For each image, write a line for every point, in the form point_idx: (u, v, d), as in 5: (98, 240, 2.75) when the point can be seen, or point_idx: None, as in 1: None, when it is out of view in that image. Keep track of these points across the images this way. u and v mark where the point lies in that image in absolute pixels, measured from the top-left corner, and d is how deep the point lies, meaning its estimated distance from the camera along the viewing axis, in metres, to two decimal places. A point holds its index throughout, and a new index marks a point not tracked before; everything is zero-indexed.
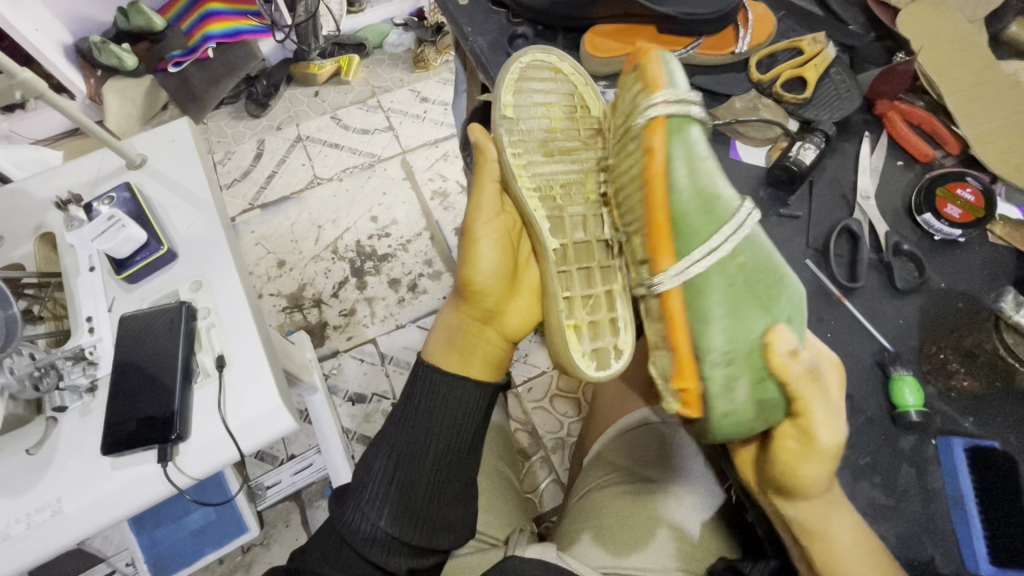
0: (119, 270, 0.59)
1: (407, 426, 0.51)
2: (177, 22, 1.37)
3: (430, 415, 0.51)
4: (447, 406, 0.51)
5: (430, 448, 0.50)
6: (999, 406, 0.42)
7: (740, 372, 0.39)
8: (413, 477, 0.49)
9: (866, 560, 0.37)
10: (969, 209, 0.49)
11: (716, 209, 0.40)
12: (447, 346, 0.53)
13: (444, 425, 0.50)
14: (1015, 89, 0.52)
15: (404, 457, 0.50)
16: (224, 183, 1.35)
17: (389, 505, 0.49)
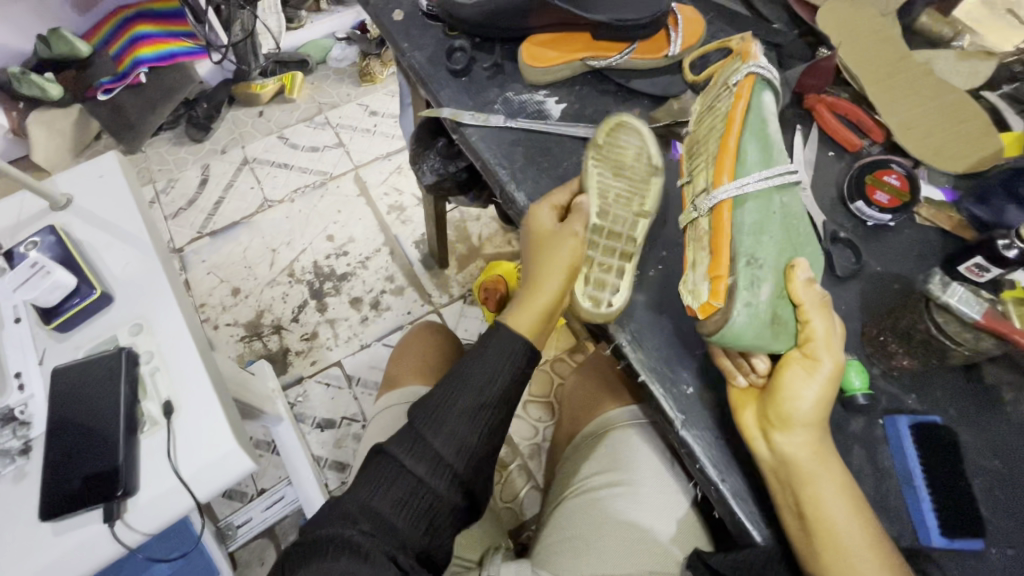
0: (48, 320, 0.56)
1: (431, 421, 0.46)
2: (105, 47, 1.29)
3: (459, 393, 0.47)
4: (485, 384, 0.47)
5: (453, 429, 0.46)
6: (938, 380, 0.44)
7: (766, 280, 0.40)
8: (429, 460, 0.45)
9: (839, 541, 0.37)
10: (896, 194, 0.51)
11: (775, 149, 0.42)
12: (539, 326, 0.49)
13: (478, 404, 0.46)
14: (928, 78, 0.55)
15: (428, 455, 0.45)
16: (169, 212, 1.30)
17: (398, 491, 0.44)
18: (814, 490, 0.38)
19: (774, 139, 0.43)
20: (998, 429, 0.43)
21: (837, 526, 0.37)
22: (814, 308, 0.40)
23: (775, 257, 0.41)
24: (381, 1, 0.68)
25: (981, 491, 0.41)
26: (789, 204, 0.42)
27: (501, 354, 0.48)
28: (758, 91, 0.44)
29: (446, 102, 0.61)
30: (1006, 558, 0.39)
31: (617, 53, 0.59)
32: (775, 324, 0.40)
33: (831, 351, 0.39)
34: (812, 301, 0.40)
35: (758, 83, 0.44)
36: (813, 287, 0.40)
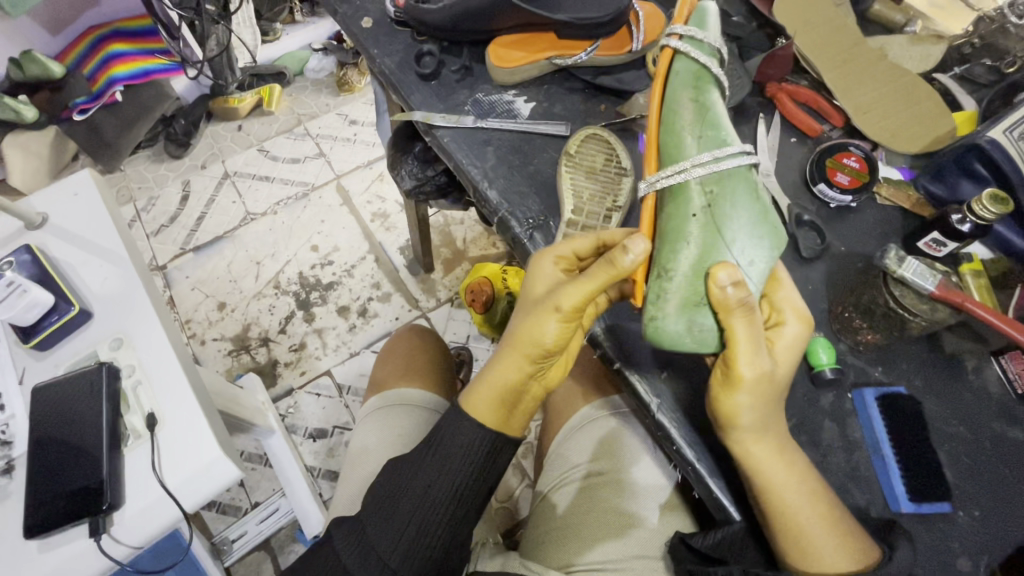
0: (26, 339, 0.55)
1: (390, 488, 0.47)
2: (78, 67, 1.28)
3: (419, 467, 0.46)
4: (446, 458, 0.45)
5: (415, 507, 0.45)
6: (903, 352, 0.46)
7: (680, 290, 0.40)
8: (394, 537, 0.45)
9: (810, 512, 0.37)
10: (856, 175, 0.53)
11: (711, 125, 0.43)
12: (490, 401, 0.45)
13: (441, 481, 0.45)
14: (881, 62, 0.57)
15: (378, 519, 0.46)
16: (151, 230, 1.29)
17: (367, 563, 0.46)
18: (771, 473, 0.38)
19: (689, 121, 0.43)
20: (962, 397, 0.45)
21: (808, 495, 0.38)
22: (740, 316, 0.37)
23: (693, 266, 0.40)
24: (350, 10, 0.68)
25: (947, 457, 0.42)
26: (716, 196, 0.41)
27: (465, 432, 0.45)
28: (678, 71, 0.45)
29: (417, 106, 0.62)
30: (974, 520, 0.40)
31: (582, 52, 0.60)
32: (693, 331, 0.40)
33: (753, 361, 0.37)
34: (738, 310, 0.37)
35: (676, 68, 0.45)
36: (738, 295, 0.37)
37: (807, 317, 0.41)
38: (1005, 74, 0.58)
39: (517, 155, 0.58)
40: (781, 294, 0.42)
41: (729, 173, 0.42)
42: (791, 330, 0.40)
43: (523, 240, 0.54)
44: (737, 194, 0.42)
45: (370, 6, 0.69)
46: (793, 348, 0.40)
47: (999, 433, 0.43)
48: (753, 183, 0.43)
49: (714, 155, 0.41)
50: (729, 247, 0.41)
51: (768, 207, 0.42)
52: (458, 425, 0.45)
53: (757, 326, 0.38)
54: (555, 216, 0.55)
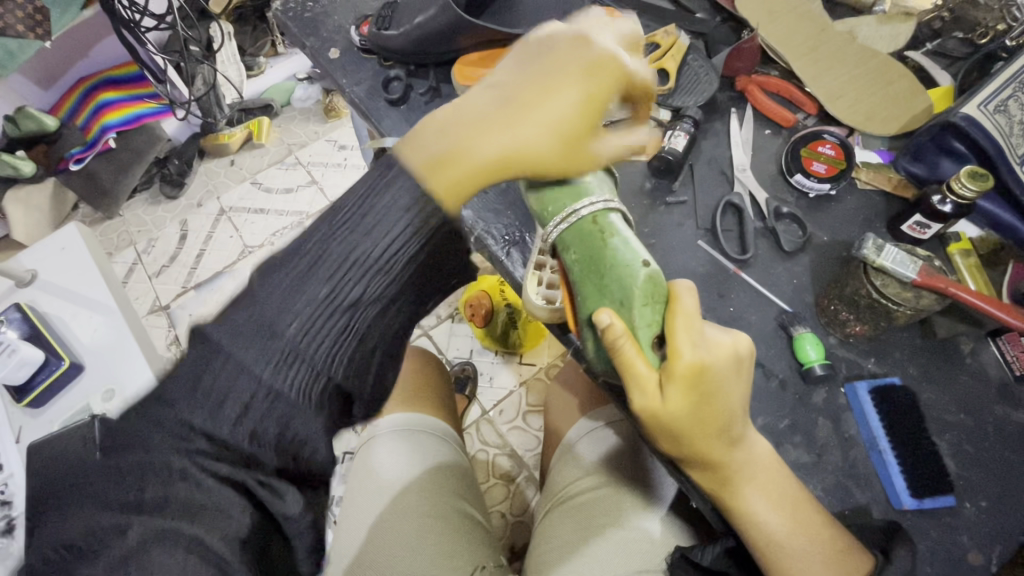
0: (19, 397, 0.56)
1: (285, 286, 0.31)
2: (72, 118, 1.30)
3: (302, 288, 0.31)
4: (336, 264, 0.32)
5: (311, 280, 0.31)
6: (894, 341, 0.45)
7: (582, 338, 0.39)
8: (286, 318, 0.30)
9: (802, 533, 0.36)
10: (833, 163, 0.52)
11: None
12: (439, 138, 0.35)
13: (351, 244, 0.32)
14: (851, 45, 0.55)
15: (258, 312, 0.30)
16: (152, 272, 1.30)
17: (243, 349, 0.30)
18: (755, 491, 0.37)
19: None
20: (961, 381, 0.43)
21: (801, 513, 0.37)
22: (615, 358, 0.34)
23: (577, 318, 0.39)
24: (318, 42, 0.69)
25: (949, 446, 0.41)
26: (571, 249, 0.38)
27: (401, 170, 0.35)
28: None
29: (388, 132, 0.62)
30: (982, 510, 0.39)
31: None
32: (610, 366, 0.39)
33: (640, 396, 0.34)
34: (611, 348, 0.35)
35: None
36: (617, 333, 0.34)
37: (701, 340, 0.34)
38: (978, 46, 0.57)
39: None
40: (679, 317, 0.35)
41: (578, 229, 0.38)
42: (682, 361, 0.33)
43: (500, 257, 0.53)
44: (589, 242, 0.38)
45: (336, 36, 0.69)
46: (688, 379, 0.34)
47: (1001, 416, 0.42)
48: (613, 224, 0.38)
49: (562, 218, 0.39)
50: (601, 290, 0.37)
51: (629, 238, 0.38)
52: (365, 201, 0.33)
53: (634, 360, 0.34)
54: (531, 231, 0.54)
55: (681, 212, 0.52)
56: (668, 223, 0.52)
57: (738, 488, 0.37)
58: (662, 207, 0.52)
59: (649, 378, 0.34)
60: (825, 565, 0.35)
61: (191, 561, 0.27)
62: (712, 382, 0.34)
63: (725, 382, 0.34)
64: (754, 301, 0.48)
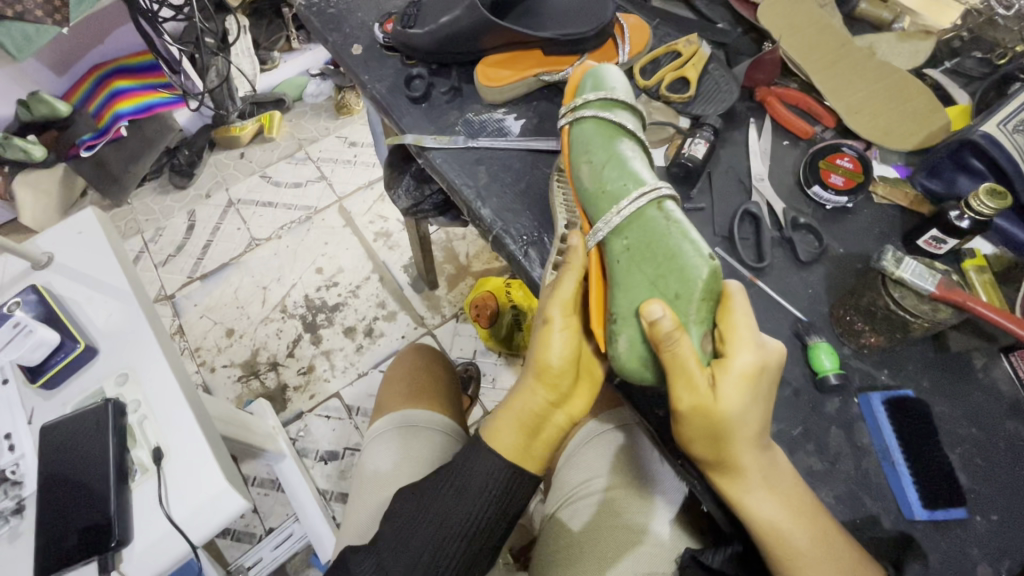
0: (34, 378, 0.56)
1: (408, 534, 0.44)
2: (85, 105, 1.31)
3: (425, 542, 0.44)
4: (444, 517, 0.44)
5: (428, 538, 0.44)
6: (908, 353, 0.45)
7: (626, 330, 0.40)
8: (411, 561, 0.43)
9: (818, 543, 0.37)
10: (850, 175, 0.52)
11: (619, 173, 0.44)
12: (513, 430, 0.43)
13: (456, 512, 0.43)
14: (870, 61, 0.57)
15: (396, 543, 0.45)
16: (159, 261, 1.31)
17: None
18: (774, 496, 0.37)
19: (589, 182, 0.46)
20: (972, 396, 0.44)
21: (816, 521, 0.37)
22: (672, 350, 0.35)
23: (626, 309, 0.40)
24: (340, 38, 0.70)
25: (961, 460, 0.41)
26: (628, 238, 0.41)
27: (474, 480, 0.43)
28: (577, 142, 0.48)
29: (408, 129, 0.62)
30: (991, 524, 0.39)
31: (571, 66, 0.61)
32: (648, 365, 0.39)
33: (690, 394, 0.36)
34: (667, 344, 0.36)
35: (575, 131, 0.48)
36: (667, 329, 0.35)
37: (759, 342, 0.36)
38: (997, 66, 0.58)
39: (508, 173, 0.58)
40: (736, 319, 0.38)
41: (640, 216, 0.41)
42: (741, 360, 0.36)
43: (518, 257, 0.53)
44: (652, 233, 0.40)
45: (359, 33, 0.70)
46: (742, 381, 0.35)
47: (1012, 432, 0.42)
48: (671, 212, 0.42)
49: (620, 206, 0.42)
50: (656, 282, 0.40)
51: (690, 230, 0.40)
52: (458, 498, 0.43)
53: (691, 359, 0.35)
54: (549, 232, 0.54)
55: (698, 218, 0.53)
56: None
57: (756, 495, 0.37)
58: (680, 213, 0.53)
59: (702, 375, 0.36)
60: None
61: None
62: (763, 383, 0.36)
63: (771, 384, 0.37)
64: (770, 309, 0.48)
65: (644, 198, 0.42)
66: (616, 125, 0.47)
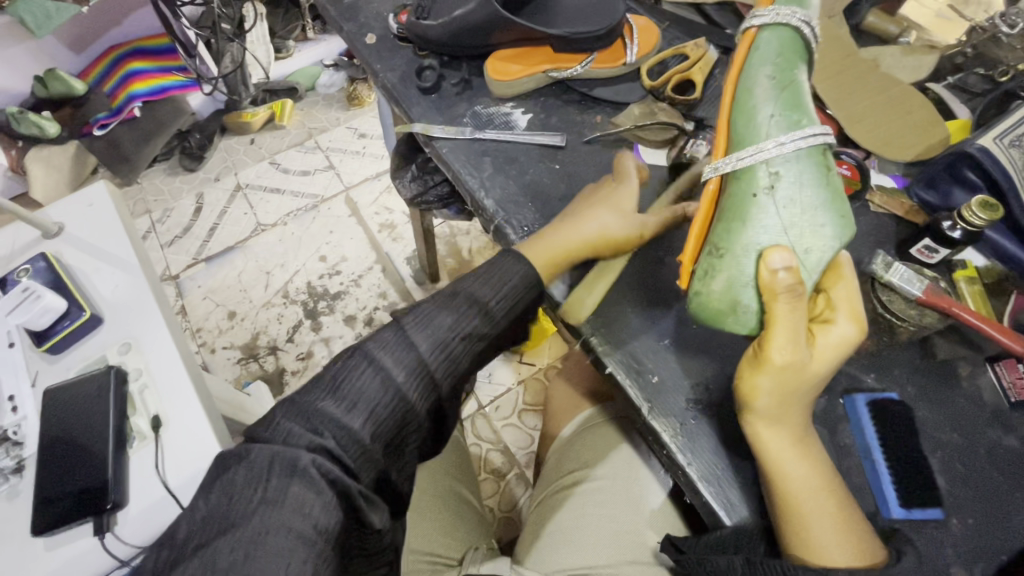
0: (40, 342, 0.57)
1: (437, 307, 0.44)
2: (100, 84, 1.34)
3: (446, 316, 0.44)
4: (476, 293, 0.45)
5: (451, 307, 0.44)
6: (896, 358, 0.46)
7: (727, 267, 0.42)
8: (433, 333, 0.42)
9: (834, 519, 0.37)
10: (847, 183, 0.53)
11: (801, 105, 0.41)
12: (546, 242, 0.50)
13: (491, 292, 0.46)
14: (872, 73, 0.58)
15: (419, 314, 0.44)
16: (165, 241, 1.32)
17: (401, 355, 0.41)
18: (787, 472, 0.38)
19: (761, 97, 0.41)
20: (955, 403, 0.44)
21: (837, 505, 0.38)
22: (792, 300, 0.37)
23: (736, 246, 0.41)
24: (355, 27, 0.71)
25: (941, 464, 0.42)
26: (781, 177, 0.40)
27: (510, 262, 0.47)
28: (756, 52, 0.43)
29: (418, 118, 0.63)
30: (968, 527, 0.40)
31: (576, 65, 0.62)
32: (736, 308, 0.42)
33: (792, 350, 0.37)
34: (787, 293, 0.37)
35: (761, 36, 0.43)
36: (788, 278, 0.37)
37: (859, 317, 0.39)
38: (998, 83, 0.59)
39: (512, 166, 0.59)
40: (837, 295, 0.40)
41: (800, 159, 0.40)
42: (839, 329, 0.38)
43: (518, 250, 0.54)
44: (801, 182, 0.40)
45: (374, 23, 0.71)
46: (838, 349, 0.38)
47: (993, 439, 0.43)
48: (823, 164, 0.41)
49: (778, 143, 0.40)
50: (787, 230, 0.41)
51: (835, 189, 0.41)
52: (489, 274, 0.47)
53: (800, 316, 0.37)
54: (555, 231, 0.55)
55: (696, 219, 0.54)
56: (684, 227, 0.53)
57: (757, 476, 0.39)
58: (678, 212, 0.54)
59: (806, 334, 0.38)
60: (850, 555, 0.37)
61: (297, 542, 0.32)
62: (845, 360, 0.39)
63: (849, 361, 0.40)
64: None
65: (809, 143, 0.40)
66: (797, 55, 0.42)
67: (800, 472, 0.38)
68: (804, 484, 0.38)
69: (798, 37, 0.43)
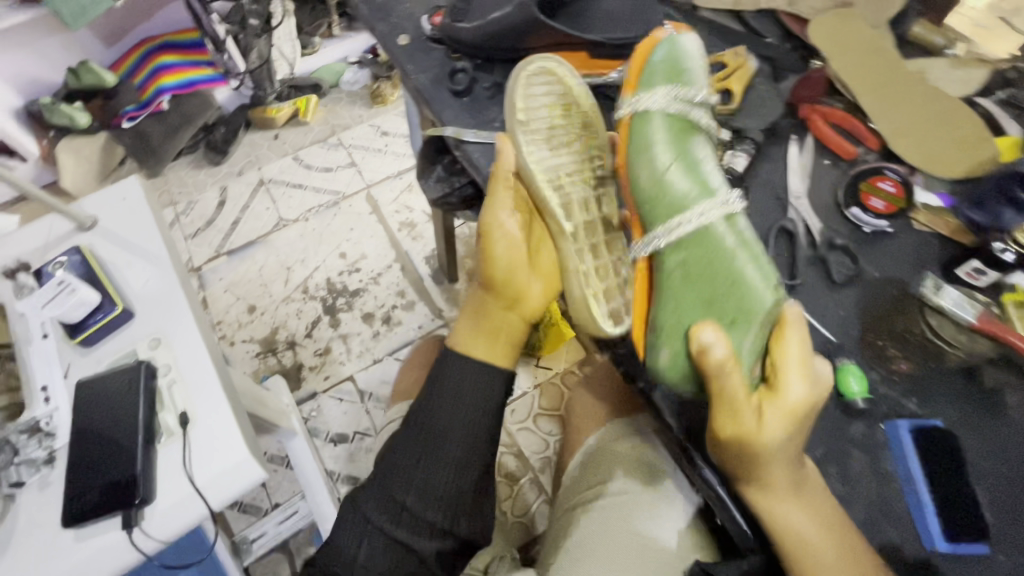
0: (73, 335, 0.58)
1: (403, 450, 0.47)
2: (130, 76, 1.35)
3: (419, 462, 0.46)
4: (435, 430, 0.46)
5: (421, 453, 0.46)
6: (939, 385, 0.45)
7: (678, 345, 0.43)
8: (407, 487, 0.45)
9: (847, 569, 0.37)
10: (892, 201, 0.52)
11: (703, 173, 0.47)
12: (478, 337, 0.49)
13: (452, 427, 0.46)
14: (918, 86, 0.56)
15: (394, 457, 0.47)
16: (188, 233, 1.34)
17: (388, 508, 0.46)
18: (792, 524, 0.38)
19: (660, 179, 0.48)
20: (1002, 433, 0.43)
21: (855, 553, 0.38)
22: (723, 378, 0.38)
23: (675, 326, 0.44)
24: (387, 27, 0.71)
25: (986, 496, 0.41)
26: (690, 250, 0.46)
27: (454, 387, 0.47)
28: (637, 133, 0.50)
29: (449, 122, 0.63)
30: (1014, 564, 0.39)
31: (613, 72, 0.61)
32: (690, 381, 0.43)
33: (735, 423, 0.38)
34: (719, 373, 0.38)
35: (641, 121, 0.50)
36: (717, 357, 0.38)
37: (809, 374, 0.38)
38: None
39: None
40: (786, 356, 0.39)
41: (705, 231, 0.45)
42: (786, 395, 0.38)
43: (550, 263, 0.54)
44: (716, 253, 0.45)
45: (407, 23, 0.71)
46: (787, 415, 0.37)
47: None
48: (736, 224, 0.46)
49: (685, 217, 0.46)
50: (710, 306, 0.44)
51: (753, 249, 0.45)
52: (441, 397, 0.47)
53: (738, 390, 0.38)
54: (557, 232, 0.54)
55: None
56: None
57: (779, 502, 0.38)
58: None
59: (750, 403, 0.38)
60: None
61: None
62: (806, 420, 0.38)
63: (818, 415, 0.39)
64: None
65: (715, 210, 0.46)
66: (686, 126, 0.50)
67: (808, 525, 0.38)
68: (810, 535, 0.38)
69: (680, 113, 0.50)
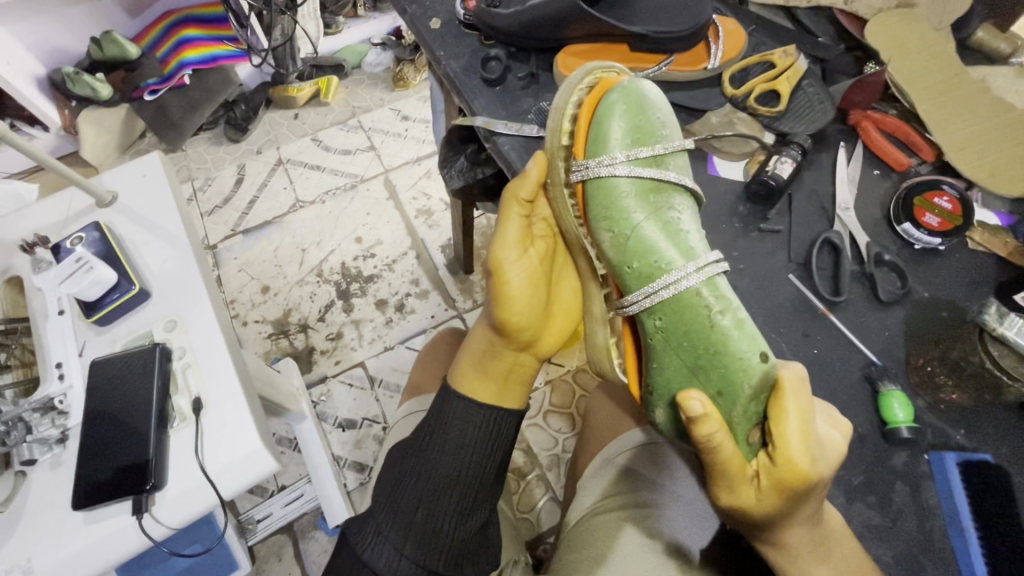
0: (89, 313, 0.57)
1: (400, 490, 0.51)
2: (154, 49, 1.34)
3: (412, 502, 0.50)
4: (432, 471, 0.51)
5: (420, 491, 0.50)
6: (988, 416, 0.43)
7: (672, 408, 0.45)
8: (405, 526, 0.49)
9: None
10: (947, 217, 0.49)
11: (682, 238, 0.45)
12: (486, 382, 0.54)
13: (450, 466, 0.51)
14: (984, 95, 0.53)
15: (392, 493, 0.51)
16: (205, 210, 1.33)
17: (386, 544, 0.49)
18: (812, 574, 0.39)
19: (627, 246, 0.46)
20: None
21: None
22: (718, 454, 0.37)
23: (664, 390, 0.46)
24: (419, 10, 0.68)
25: None
26: (668, 318, 0.45)
27: (455, 428, 0.52)
28: (599, 200, 0.48)
29: (479, 111, 0.60)
30: None
31: (654, 65, 0.58)
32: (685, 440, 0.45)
33: (731, 494, 0.38)
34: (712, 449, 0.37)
35: (596, 186, 0.48)
36: (711, 435, 0.37)
37: (812, 441, 0.37)
38: None
39: None
40: (785, 423, 0.38)
41: (683, 300, 0.44)
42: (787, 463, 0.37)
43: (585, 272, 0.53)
44: (690, 321, 0.43)
45: (439, 7, 0.68)
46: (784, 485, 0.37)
47: None
48: (720, 288, 0.44)
49: (662, 287, 0.44)
50: (698, 369, 0.43)
51: (735, 312, 0.43)
52: (438, 439, 0.52)
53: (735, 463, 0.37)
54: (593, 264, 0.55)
55: (774, 241, 0.50)
56: (759, 251, 0.50)
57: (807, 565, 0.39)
58: (755, 233, 0.50)
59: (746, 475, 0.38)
60: None
61: None
62: (808, 489, 0.37)
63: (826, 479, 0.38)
64: (842, 349, 0.45)
65: (705, 270, 0.44)
66: (658, 182, 0.47)
67: None
68: None
69: (650, 173, 0.47)
